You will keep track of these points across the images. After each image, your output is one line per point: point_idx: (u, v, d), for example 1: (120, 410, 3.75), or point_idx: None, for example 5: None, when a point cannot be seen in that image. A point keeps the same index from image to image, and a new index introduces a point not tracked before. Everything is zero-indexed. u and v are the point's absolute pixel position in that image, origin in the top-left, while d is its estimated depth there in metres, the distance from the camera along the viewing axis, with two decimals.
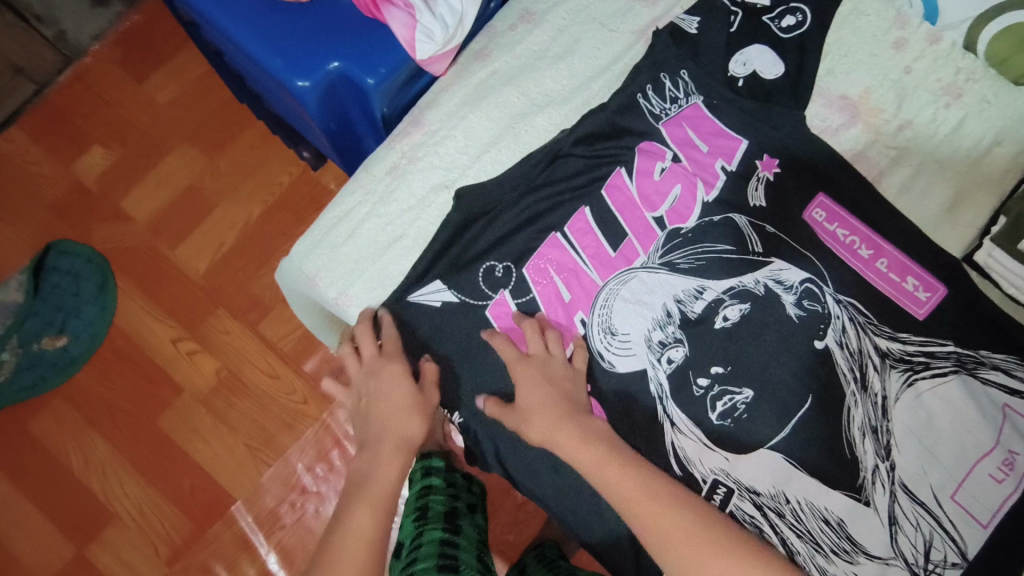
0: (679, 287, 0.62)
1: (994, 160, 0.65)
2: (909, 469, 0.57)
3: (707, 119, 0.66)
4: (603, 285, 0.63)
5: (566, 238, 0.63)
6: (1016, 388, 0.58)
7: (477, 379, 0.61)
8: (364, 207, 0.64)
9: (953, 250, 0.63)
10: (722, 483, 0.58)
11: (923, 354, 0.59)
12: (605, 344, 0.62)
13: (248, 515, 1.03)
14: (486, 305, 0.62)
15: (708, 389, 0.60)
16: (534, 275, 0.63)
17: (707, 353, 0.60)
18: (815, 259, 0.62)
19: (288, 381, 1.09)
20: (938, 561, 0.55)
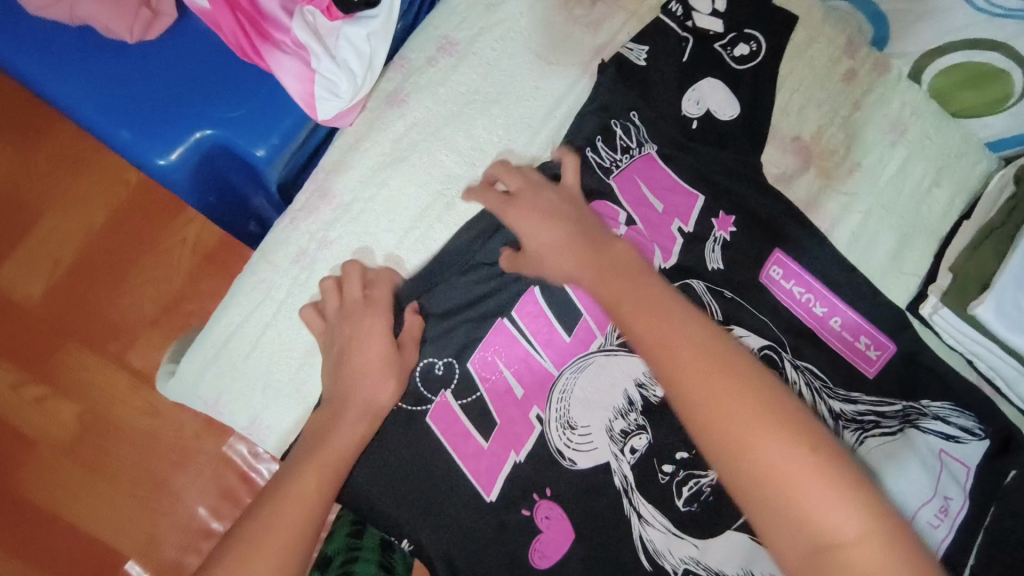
0: (640, 368, 0.53)
1: (935, 201, 0.64)
2: None
3: (661, 170, 0.57)
4: (557, 376, 0.54)
5: (515, 324, 0.54)
6: (951, 434, 0.56)
7: (417, 496, 0.51)
8: (274, 309, 0.52)
9: (898, 301, 0.62)
10: (693, 573, 0.50)
11: (873, 413, 0.56)
12: (565, 441, 0.52)
13: (144, 568, 0.84)
14: (426, 412, 0.52)
15: (673, 475, 0.52)
16: (481, 370, 0.53)
17: (669, 437, 0.52)
18: (778, 329, 0.57)
19: (173, 417, 0.88)
20: None
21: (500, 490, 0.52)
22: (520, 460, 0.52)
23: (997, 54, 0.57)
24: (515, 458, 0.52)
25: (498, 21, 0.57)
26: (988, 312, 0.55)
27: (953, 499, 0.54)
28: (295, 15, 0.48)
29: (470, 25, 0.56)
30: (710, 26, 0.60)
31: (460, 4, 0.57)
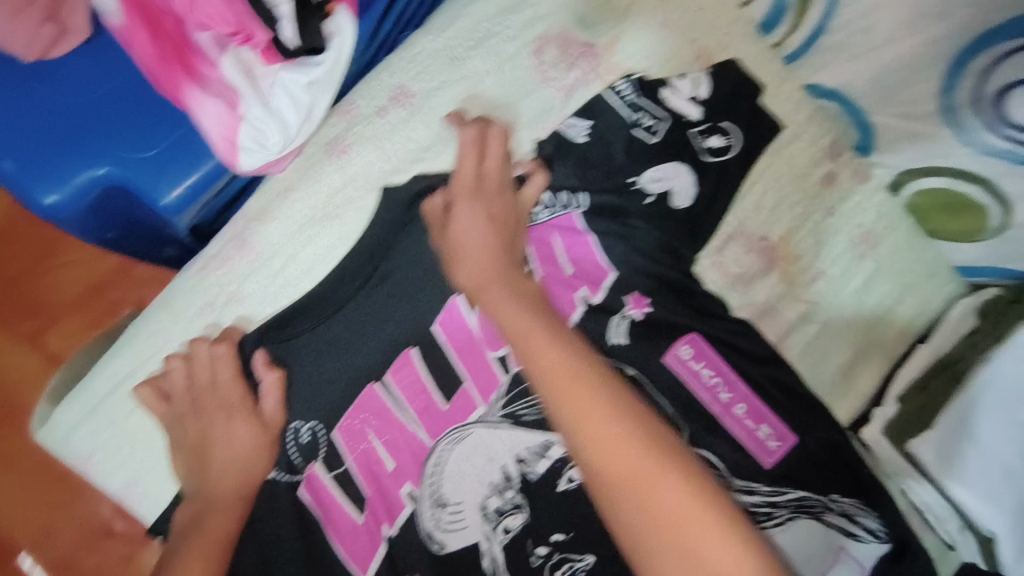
0: (522, 445, 0.52)
1: (893, 320, 0.61)
2: None
3: (582, 239, 0.54)
4: (432, 447, 0.52)
5: (388, 388, 0.51)
6: (852, 531, 0.59)
7: (297, 572, 0.49)
8: (184, 366, 0.50)
9: (841, 417, 0.60)
10: None
11: (768, 503, 0.57)
12: (435, 520, 0.51)
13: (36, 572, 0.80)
14: (298, 484, 0.51)
15: (546, 558, 0.51)
16: (348, 440, 0.51)
17: (546, 518, 0.52)
18: (671, 405, 0.56)
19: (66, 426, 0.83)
20: None
21: (376, 569, 0.50)
22: (392, 534, 0.51)
23: (977, 186, 0.54)
24: (388, 531, 0.51)
25: (463, 75, 0.53)
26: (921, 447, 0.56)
27: None
28: (223, 53, 0.50)
29: (430, 77, 0.53)
30: (687, 112, 0.56)
31: (422, 52, 0.53)
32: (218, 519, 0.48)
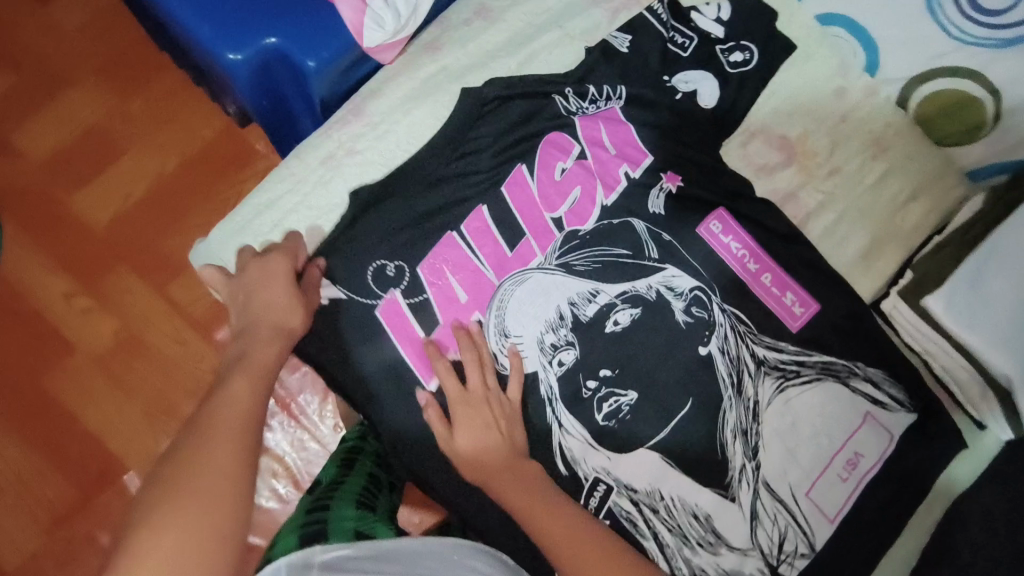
0: (574, 290, 0.62)
1: (907, 215, 0.69)
2: (773, 469, 0.63)
3: (625, 127, 0.66)
4: (498, 286, 0.62)
5: (463, 238, 0.62)
6: (880, 400, 0.65)
7: (388, 378, 0.61)
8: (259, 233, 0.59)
9: (863, 293, 0.67)
10: (602, 480, 0.62)
11: (795, 363, 0.65)
12: (499, 347, 0.61)
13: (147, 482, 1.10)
14: (375, 304, 0.60)
15: (595, 391, 0.62)
16: (429, 275, 0.61)
17: (596, 357, 0.62)
18: (704, 270, 0.65)
19: (195, 347, 1.13)
20: (790, 552, 0.62)
21: (440, 381, 0.61)
22: (454, 359, 0.61)
23: (971, 82, 0.63)
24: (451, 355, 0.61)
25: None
26: (938, 305, 0.59)
27: (864, 457, 0.64)
28: None
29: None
30: (712, 31, 0.68)
31: None
32: (259, 358, 0.53)
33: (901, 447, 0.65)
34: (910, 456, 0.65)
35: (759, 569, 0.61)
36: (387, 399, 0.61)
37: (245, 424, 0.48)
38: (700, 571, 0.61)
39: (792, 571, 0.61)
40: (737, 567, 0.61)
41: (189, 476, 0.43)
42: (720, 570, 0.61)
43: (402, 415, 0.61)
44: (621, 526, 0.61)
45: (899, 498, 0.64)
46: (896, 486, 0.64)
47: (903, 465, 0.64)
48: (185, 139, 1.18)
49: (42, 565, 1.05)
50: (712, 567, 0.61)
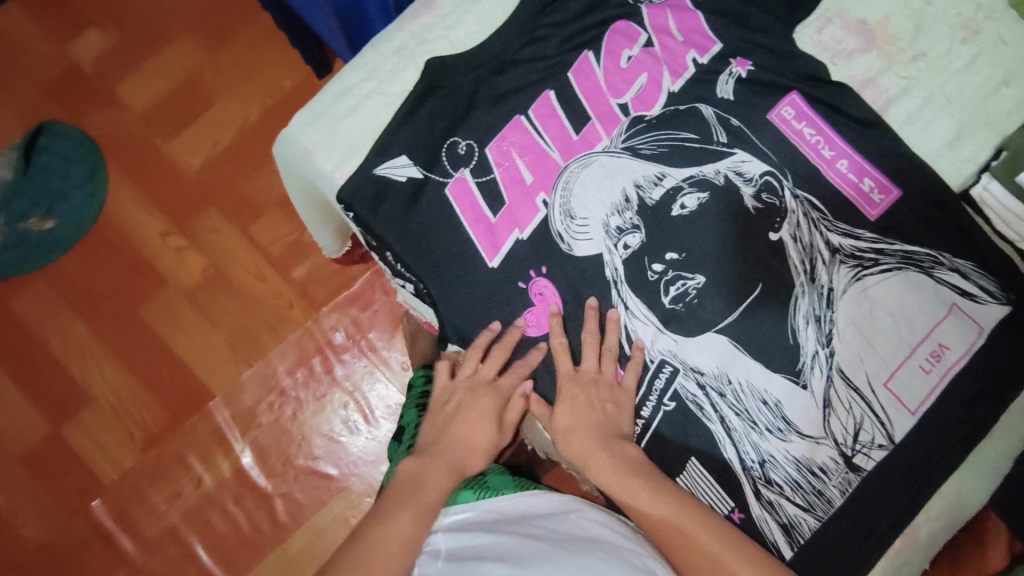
0: (640, 173, 0.62)
1: (1000, 101, 0.64)
2: (848, 357, 0.60)
3: (692, 15, 0.65)
4: (564, 168, 0.63)
5: (531, 122, 0.63)
6: (966, 291, 0.61)
7: (453, 255, 0.62)
8: (358, 188, 0.62)
9: (952, 183, 0.63)
10: (668, 362, 0.60)
11: (873, 251, 0.62)
12: (564, 226, 0.61)
13: (225, 412, 1.16)
14: (445, 182, 0.62)
15: (661, 274, 0.61)
16: (496, 157, 0.63)
17: (661, 239, 0.61)
18: (775, 156, 0.63)
19: (275, 284, 1.20)
20: (866, 442, 0.59)
21: (501, 261, 0.61)
22: (522, 238, 0.61)
23: None
24: (518, 235, 0.62)
25: None
26: None
27: (949, 350, 0.60)
28: None
29: None
30: None
31: None
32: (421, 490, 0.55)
33: (989, 341, 0.61)
34: (1001, 350, 0.61)
35: (833, 458, 0.59)
36: (451, 277, 0.62)
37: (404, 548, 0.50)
38: (770, 458, 0.59)
39: (869, 462, 0.59)
40: (809, 456, 0.59)
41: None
42: (791, 458, 0.58)
43: (466, 292, 0.62)
44: (687, 409, 0.60)
45: (987, 395, 0.60)
46: (983, 380, 0.60)
47: (992, 360, 0.61)
48: (268, 86, 1.25)
49: (135, 480, 1.14)
50: (783, 455, 0.59)
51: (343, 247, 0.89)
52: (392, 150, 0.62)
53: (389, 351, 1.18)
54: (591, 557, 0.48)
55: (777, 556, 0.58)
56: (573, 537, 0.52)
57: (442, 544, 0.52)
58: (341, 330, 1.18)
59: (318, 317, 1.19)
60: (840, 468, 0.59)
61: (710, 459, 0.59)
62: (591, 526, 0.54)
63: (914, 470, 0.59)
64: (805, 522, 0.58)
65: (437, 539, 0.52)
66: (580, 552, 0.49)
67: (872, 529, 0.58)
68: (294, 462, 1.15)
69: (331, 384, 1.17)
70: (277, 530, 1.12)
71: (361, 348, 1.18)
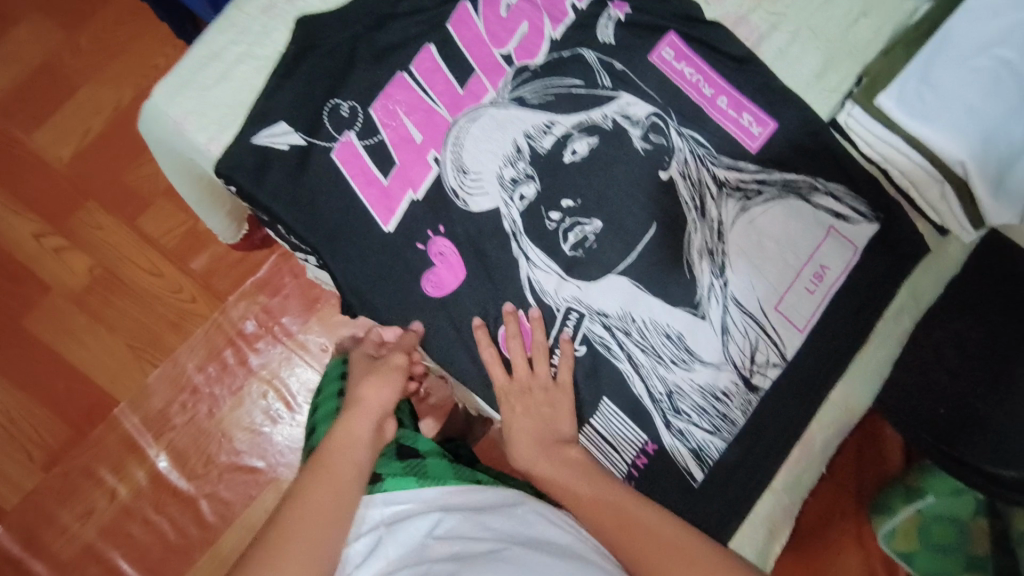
0: (529, 123, 0.62)
1: (860, 31, 0.67)
2: (740, 285, 0.63)
3: None
4: (453, 123, 0.61)
5: (414, 78, 0.61)
6: (841, 213, 0.65)
7: (345, 222, 0.58)
8: (235, 160, 0.57)
9: (821, 113, 0.67)
10: (575, 309, 0.61)
11: (756, 182, 0.64)
12: (458, 182, 0.60)
13: (133, 417, 1.09)
14: (331, 147, 0.59)
15: (559, 222, 0.62)
16: (382, 117, 0.60)
17: (556, 187, 0.62)
18: (659, 97, 0.64)
19: (173, 279, 1.13)
20: (761, 362, 0.62)
21: (397, 224, 0.59)
22: (417, 198, 0.60)
23: None
24: (413, 196, 0.60)
25: None
26: (891, 103, 0.61)
27: (830, 269, 0.64)
28: None
29: None
30: None
31: None
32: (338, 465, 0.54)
33: (865, 257, 0.65)
34: (876, 265, 0.65)
35: (733, 382, 0.62)
36: (346, 243, 0.58)
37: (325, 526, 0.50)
38: (677, 389, 0.61)
39: (765, 381, 0.62)
40: (712, 382, 0.61)
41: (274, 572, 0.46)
42: (696, 386, 0.61)
43: (362, 259, 0.58)
44: (596, 352, 0.61)
45: (866, 307, 0.65)
46: (861, 293, 0.65)
47: (868, 275, 0.65)
48: (139, 64, 1.15)
49: (40, 502, 1.06)
50: (688, 385, 0.61)
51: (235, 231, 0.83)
52: (268, 117, 0.58)
53: (306, 335, 1.14)
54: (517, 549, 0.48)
55: (689, 479, 0.61)
56: (505, 527, 0.52)
57: (379, 548, 0.52)
58: (251, 319, 1.13)
59: (225, 308, 1.13)
60: (741, 389, 0.62)
61: (621, 397, 0.61)
62: (529, 514, 0.54)
63: (807, 382, 0.63)
64: (712, 445, 0.61)
65: (375, 541, 0.52)
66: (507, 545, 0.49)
67: (774, 443, 0.62)
68: (216, 460, 1.10)
69: (247, 375, 1.12)
70: (205, 531, 1.08)
71: (275, 335, 1.13)
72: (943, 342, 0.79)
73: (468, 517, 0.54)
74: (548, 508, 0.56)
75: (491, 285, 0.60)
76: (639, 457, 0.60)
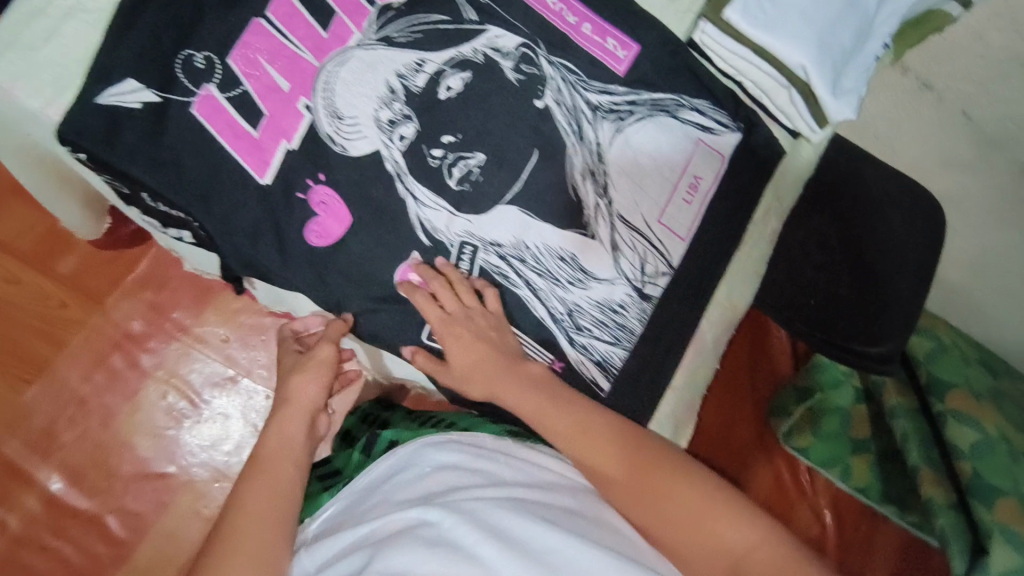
0: (400, 63, 0.61)
1: None
2: (624, 202, 0.66)
3: None
4: (320, 68, 0.59)
5: (271, 24, 0.58)
6: (707, 126, 0.69)
7: (218, 181, 0.56)
8: (82, 126, 0.53)
9: (678, 33, 0.70)
10: (468, 242, 0.62)
11: (627, 103, 0.67)
12: (333, 128, 0.59)
13: (15, 441, 1.02)
14: (191, 102, 0.55)
15: (443, 159, 0.62)
16: (242, 66, 0.57)
17: (436, 124, 0.62)
18: (524, 27, 0.65)
19: (41, 287, 1.05)
20: (651, 273, 0.66)
21: (275, 176, 0.57)
22: (292, 148, 0.58)
23: None
24: (288, 147, 0.58)
25: None
26: (736, 16, 0.64)
27: (703, 179, 0.69)
28: None
29: None
30: None
31: None
32: (274, 471, 0.61)
33: (731, 165, 0.70)
34: (742, 171, 0.70)
35: (628, 293, 0.65)
36: (222, 202, 0.56)
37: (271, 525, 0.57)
38: (576, 307, 0.64)
39: (656, 290, 0.66)
40: (608, 296, 0.65)
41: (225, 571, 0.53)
42: (593, 302, 0.64)
43: (243, 216, 0.57)
44: (493, 281, 0.63)
45: (737, 210, 0.70)
46: (731, 198, 0.70)
47: (734, 181, 0.70)
48: None
49: None
50: (586, 302, 0.64)
51: (93, 219, 0.79)
52: (112, 75, 0.54)
53: (202, 327, 1.10)
54: (425, 516, 0.53)
55: (596, 389, 0.64)
56: (422, 499, 0.57)
57: (320, 554, 0.56)
58: (137, 318, 1.08)
59: (105, 310, 1.07)
60: (636, 300, 0.65)
61: (523, 320, 0.64)
62: (446, 478, 0.60)
63: (693, 286, 0.68)
64: (615, 355, 0.65)
65: (315, 551, 0.57)
66: (418, 515, 0.54)
67: (669, 346, 0.66)
68: (118, 472, 1.06)
69: (141, 378, 1.08)
70: (117, 547, 1.04)
71: (167, 332, 1.09)
72: (809, 240, 0.89)
73: (387, 501, 0.59)
74: (468, 457, 0.62)
75: (381, 228, 0.60)
76: None
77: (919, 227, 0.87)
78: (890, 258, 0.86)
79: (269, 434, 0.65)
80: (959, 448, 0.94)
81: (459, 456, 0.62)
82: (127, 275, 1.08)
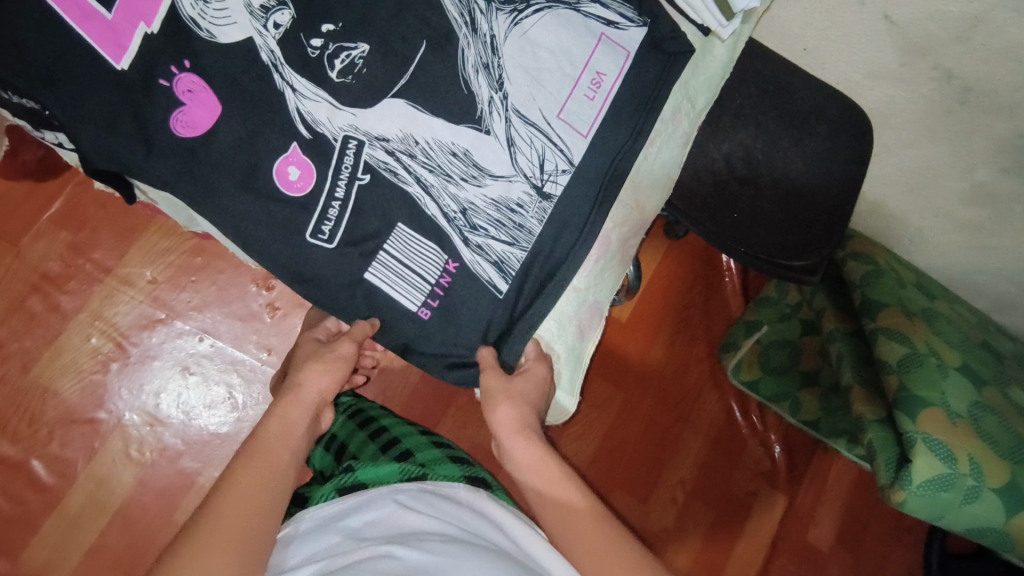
0: None
1: None
2: (521, 96, 0.63)
3: None
4: None
5: None
6: (611, 20, 0.66)
7: (70, 65, 0.53)
8: None
9: None
10: (353, 137, 0.59)
11: None
12: (197, 10, 0.55)
13: None
14: None
15: (323, 49, 0.58)
16: None
17: (313, 11, 0.58)
18: None
19: None
20: (551, 171, 0.64)
21: (133, 61, 0.54)
22: (152, 32, 0.54)
23: None
24: (147, 31, 0.54)
25: None
26: None
27: (606, 76, 0.66)
28: None
29: None
30: None
31: None
32: (271, 454, 0.55)
33: (636, 63, 0.67)
34: (646, 69, 0.68)
35: (526, 192, 0.63)
36: (74, 87, 0.53)
37: (258, 509, 0.50)
38: (470, 206, 0.62)
39: (557, 189, 0.64)
40: (505, 195, 0.62)
41: (187, 563, 0.44)
42: (488, 201, 0.62)
43: (95, 101, 0.53)
44: (382, 178, 0.60)
45: (644, 108, 0.68)
46: (637, 95, 0.67)
47: (640, 79, 0.68)
48: None
49: None
50: (481, 200, 0.62)
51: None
52: None
53: (126, 269, 1.01)
54: (384, 555, 0.51)
55: (494, 290, 0.63)
56: (392, 537, 0.54)
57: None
58: (56, 259, 0.98)
59: (22, 251, 0.97)
60: (535, 199, 0.63)
61: (414, 219, 0.61)
62: (418, 521, 0.57)
63: (595, 186, 0.66)
64: (514, 256, 0.63)
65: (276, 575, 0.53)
66: (381, 549, 0.52)
67: (571, 248, 0.65)
68: (42, 417, 0.97)
69: (63, 322, 0.98)
70: (46, 493, 0.96)
71: (87, 274, 0.99)
72: (733, 154, 0.85)
73: (355, 537, 0.56)
74: (430, 503, 0.60)
75: (254, 118, 0.57)
76: (443, 274, 0.62)
77: (847, 142, 0.85)
78: (818, 174, 0.85)
79: (270, 419, 0.58)
80: (885, 362, 0.88)
81: (419, 498, 0.60)
82: (41, 216, 0.98)
